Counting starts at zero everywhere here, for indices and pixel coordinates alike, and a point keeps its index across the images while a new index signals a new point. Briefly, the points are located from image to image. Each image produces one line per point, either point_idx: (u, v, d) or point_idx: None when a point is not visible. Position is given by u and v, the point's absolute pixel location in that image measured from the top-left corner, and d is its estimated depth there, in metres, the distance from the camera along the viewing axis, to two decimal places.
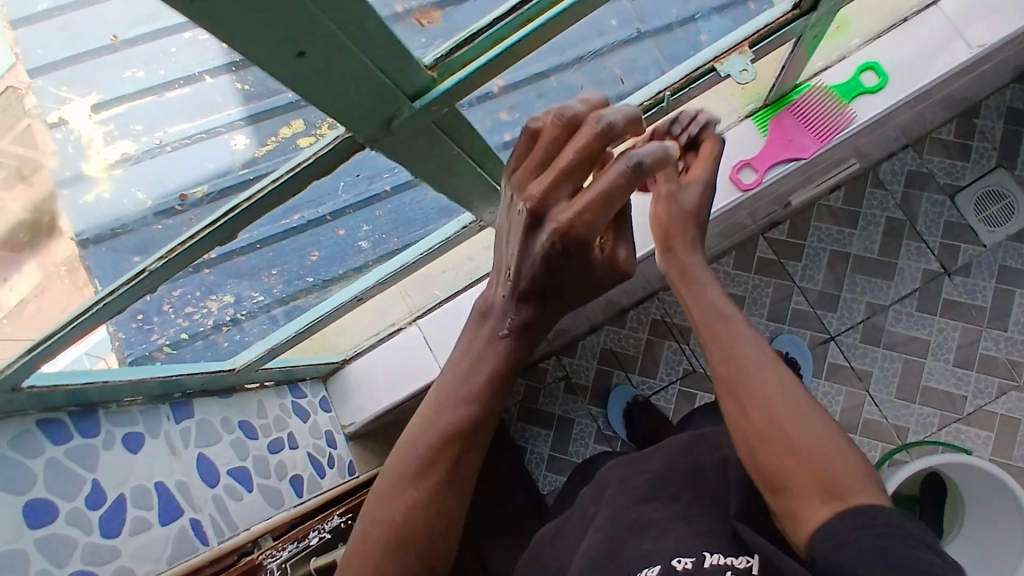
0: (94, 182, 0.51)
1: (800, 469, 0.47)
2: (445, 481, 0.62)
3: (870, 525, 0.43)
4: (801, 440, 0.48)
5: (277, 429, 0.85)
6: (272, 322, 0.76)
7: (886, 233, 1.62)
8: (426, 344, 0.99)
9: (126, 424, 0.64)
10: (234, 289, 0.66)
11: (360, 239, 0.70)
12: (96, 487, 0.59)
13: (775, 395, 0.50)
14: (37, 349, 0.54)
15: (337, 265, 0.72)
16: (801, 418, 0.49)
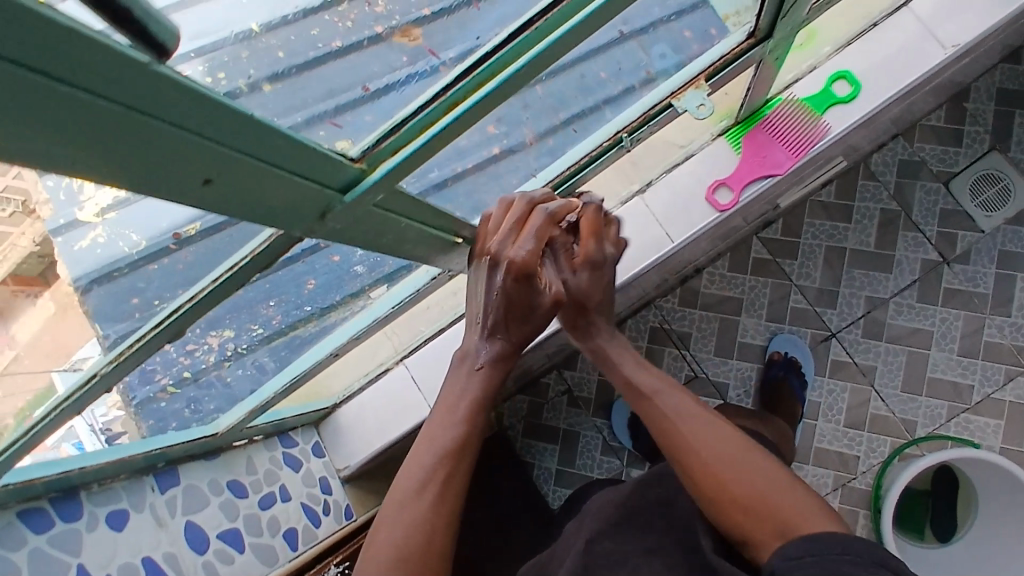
0: (88, 226, 0.48)
1: (745, 509, 0.57)
2: (442, 503, 0.60)
3: (810, 542, 0.51)
4: (742, 482, 0.58)
5: (268, 484, 0.85)
6: (260, 368, 0.75)
7: (882, 225, 1.59)
8: (415, 384, 0.99)
9: (110, 502, 0.65)
10: (234, 322, 0.65)
11: (355, 264, 0.67)
12: (82, 572, 0.60)
13: (716, 450, 0.61)
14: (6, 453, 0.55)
15: (334, 292, 0.70)
16: (740, 464, 0.59)
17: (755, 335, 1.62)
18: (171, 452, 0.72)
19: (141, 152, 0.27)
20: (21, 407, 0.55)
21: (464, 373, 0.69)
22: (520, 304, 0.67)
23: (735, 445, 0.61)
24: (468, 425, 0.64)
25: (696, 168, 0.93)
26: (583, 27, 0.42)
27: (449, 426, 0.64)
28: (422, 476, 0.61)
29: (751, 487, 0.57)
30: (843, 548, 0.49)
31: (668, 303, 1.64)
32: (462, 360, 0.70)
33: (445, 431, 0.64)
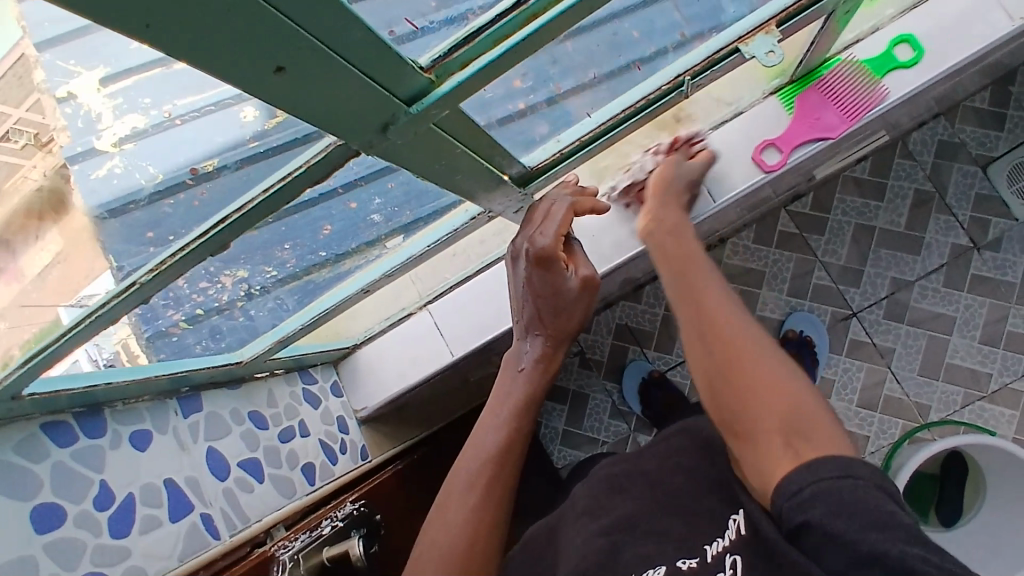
0: (105, 157, 0.49)
1: (764, 418, 0.52)
2: (488, 496, 0.61)
3: (835, 475, 0.47)
4: (765, 392, 0.53)
5: (288, 418, 0.85)
6: (283, 306, 0.75)
7: (914, 206, 1.56)
8: (437, 330, 0.97)
9: (133, 422, 0.63)
10: (248, 264, 0.64)
11: (371, 212, 0.68)
12: (104, 488, 0.58)
13: (747, 361, 0.55)
14: (34, 360, 0.52)
15: (350, 240, 0.71)
16: (777, 379, 0.54)
17: (774, 309, 1.60)
18: (194, 378, 0.70)
19: (217, 21, 0.25)
20: (28, 339, 0.52)
21: (516, 374, 0.71)
22: (549, 294, 0.70)
23: (767, 353, 0.56)
24: (509, 425, 0.65)
25: (746, 125, 0.90)
26: None
27: (496, 432, 0.65)
28: (468, 475, 0.62)
29: (783, 407, 0.52)
30: (851, 470, 0.47)
31: None
32: (508, 367, 0.73)
33: (489, 434, 0.65)
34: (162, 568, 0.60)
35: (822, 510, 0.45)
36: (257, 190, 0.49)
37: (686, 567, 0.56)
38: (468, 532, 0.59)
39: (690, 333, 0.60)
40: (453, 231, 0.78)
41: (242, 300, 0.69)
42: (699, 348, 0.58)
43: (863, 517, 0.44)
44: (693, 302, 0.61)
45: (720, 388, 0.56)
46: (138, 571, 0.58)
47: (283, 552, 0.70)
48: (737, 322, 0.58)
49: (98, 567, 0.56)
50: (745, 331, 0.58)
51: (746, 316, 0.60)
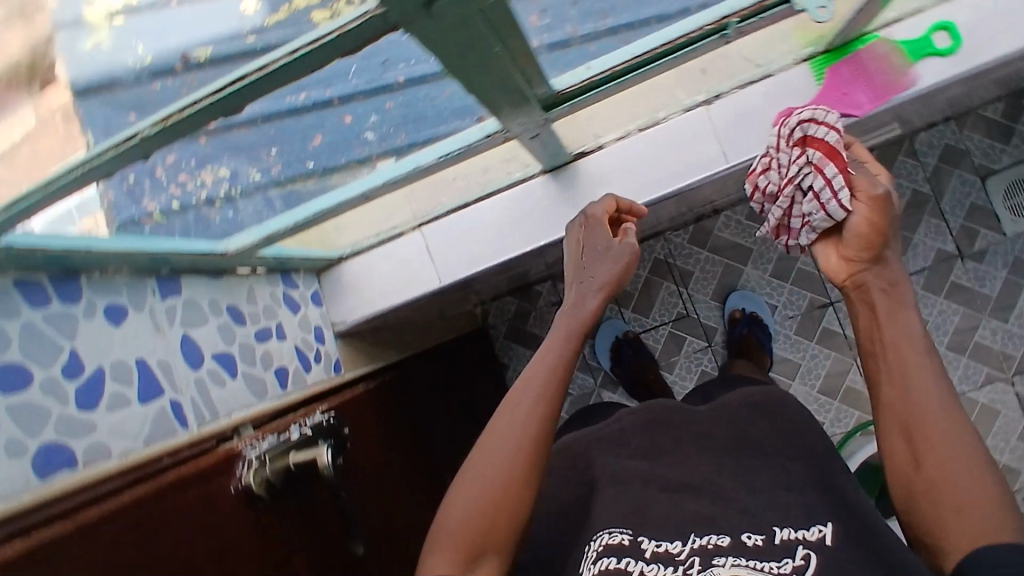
0: (94, 30, 0.58)
1: (942, 504, 0.51)
2: (535, 403, 0.58)
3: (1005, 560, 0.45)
4: (942, 486, 0.51)
5: (266, 318, 0.82)
6: (269, 204, 0.78)
7: (909, 206, 1.57)
8: (427, 253, 0.95)
9: (109, 295, 0.61)
10: (232, 163, 0.71)
11: (366, 129, 0.74)
12: (74, 357, 0.56)
13: (946, 472, 0.51)
14: (14, 209, 0.47)
15: (340, 154, 0.76)
16: (963, 473, 0.51)
17: (758, 286, 1.64)
18: (174, 259, 0.68)
19: None
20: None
21: (569, 314, 0.66)
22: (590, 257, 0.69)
23: (968, 454, 0.51)
24: (561, 352, 0.62)
25: (772, 89, 0.88)
26: None
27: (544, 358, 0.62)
28: (522, 399, 0.59)
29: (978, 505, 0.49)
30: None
31: (677, 238, 1.67)
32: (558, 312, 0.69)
33: (534, 360, 0.62)
34: (125, 449, 0.58)
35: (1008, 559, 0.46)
36: (281, 52, 0.42)
37: (751, 542, 0.56)
38: (515, 442, 0.57)
39: (891, 422, 0.55)
40: (464, 148, 0.74)
41: (219, 202, 0.74)
42: (900, 438, 0.55)
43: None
44: (904, 396, 0.55)
45: (907, 478, 0.53)
46: (103, 447, 0.56)
47: (250, 450, 0.70)
48: (947, 414, 0.53)
49: (62, 438, 0.52)
50: (954, 425, 0.53)
51: (953, 407, 0.54)
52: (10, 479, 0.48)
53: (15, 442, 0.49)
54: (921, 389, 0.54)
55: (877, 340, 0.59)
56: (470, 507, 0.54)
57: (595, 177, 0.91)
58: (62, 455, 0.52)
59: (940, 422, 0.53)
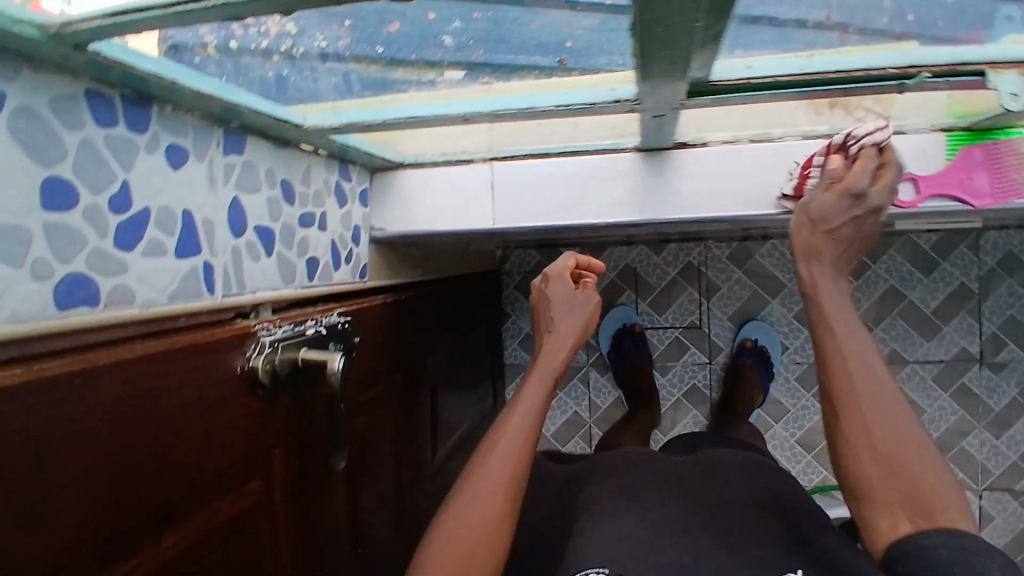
0: None
1: (892, 492, 0.64)
2: (513, 442, 0.73)
3: (957, 541, 0.60)
4: (890, 461, 0.65)
5: (314, 204, 0.78)
6: (344, 82, 0.71)
7: (952, 296, 1.56)
8: (489, 189, 0.90)
9: (175, 133, 0.56)
10: (301, 22, 0.60)
11: (444, 33, 0.64)
12: (124, 191, 0.51)
13: (887, 459, 0.65)
14: (119, 20, 0.41)
15: (412, 49, 0.67)
16: (905, 444, 0.66)
17: (777, 321, 1.61)
18: (249, 116, 0.63)
19: None
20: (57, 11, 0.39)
21: (546, 356, 0.84)
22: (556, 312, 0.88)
23: (902, 425, 0.67)
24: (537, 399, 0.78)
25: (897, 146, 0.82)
26: None
27: (527, 401, 0.77)
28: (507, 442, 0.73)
29: (915, 478, 0.64)
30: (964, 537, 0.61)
31: (717, 251, 1.62)
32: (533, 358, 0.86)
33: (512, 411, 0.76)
34: (148, 300, 0.54)
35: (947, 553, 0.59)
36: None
37: None
38: (506, 450, 0.73)
39: (828, 402, 0.71)
40: (588, 105, 0.69)
41: (278, 57, 0.64)
42: (842, 422, 0.69)
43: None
44: (839, 390, 0.70)
45: (856, 458, 0.67)
46: (128, 293, 0.51)
47: (265, 334, 0.67)
48: (897, 411, 0.67)
49: (92, 273, 0.48)
50: (900, 415, 0.67)
51: (888, 386, 0.69)
52: (28, 300, 0.43)
53: (42, 262, 0.44)
54: (859, 391, 0.68)
55: (827, 341, 0.72)
56: (464, 539, 0.67)
57: (685, 171, 0.86)
58: (85, 289, 0.48)
59: (888, 415, 0.67)
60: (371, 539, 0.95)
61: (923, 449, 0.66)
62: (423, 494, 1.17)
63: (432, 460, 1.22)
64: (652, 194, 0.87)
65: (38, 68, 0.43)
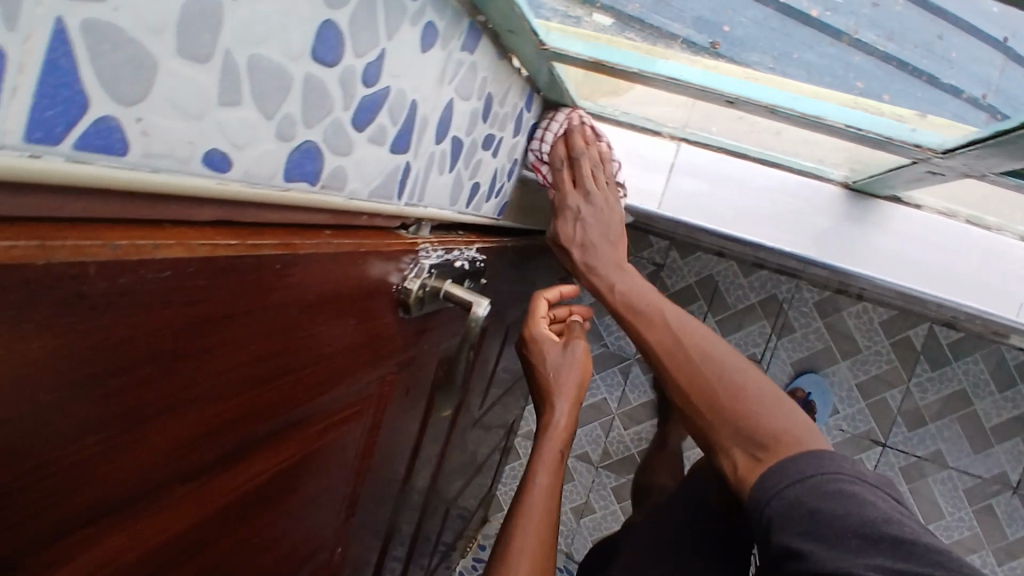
0: None
1: (726, 427, 0.65)
2: (545, 494, 0.74)
3: (792, 484, 0.58)
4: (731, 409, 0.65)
5: (498, 127, 0.70)
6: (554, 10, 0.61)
7: (1018, 419, 1.51)
8: (668, 169, 0.89)
9: (436, 11, 0.47)
10: None
11: None
12: (378, 62, 0.42)
13: (732, 403, 0.66)
14: None
15: None
16: (744, 388, 0.66)
17: (839, 385, 1.57)
18: (496, 14, 0.54)
19: None
20: None
21: (550, 426, 0.80)
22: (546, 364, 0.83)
23: (734, 367, 0.68)
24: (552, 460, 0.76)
25: None
26: None
27: (544, 477, 0.75)
28: (535, 505, 0.73)
29: (760, 419, 0.64)
30: (800, 474, 0.58)
31: (807, 293, 1.56)
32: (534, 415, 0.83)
33: (536, 475, 0.75)
34: (352, 193, 0.46)
35: (803, 515, 0.56)
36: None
37: None
38: (535, 520, 0.72)
39: (667, 360, 0.72)
40: (885, 140, 0.68)
41: None
42: (686, 387, 0.70)
43: (810, 513, 0.56)
44: (669, 353, 0.72)
45: (702, 411, 0.68)
46: (342, 179, 0.44)
47: (425, 256, 0.61)
48: (731, 360, 0.69)
49: (323, 148, 0.40)
50: (731, 364, 0.69)
51: (718, 343, 0.71)
52: (262, 161, 0.35)
53: (288, 121, 0.36)
54: (695, 350, 0.71)
55: (661, 320, 0.75)
56: None
57: (867, 220, 0.84)
58: (313, 164, 0.40)
59: (716, 366, 0.69)
60: (415, 478, 0.91)
61: (763, 388, 0.67)
62: (459, 440, 1.13)
63: (475, 409, 1.17)
64: (843, 237, 0.84)
65: None
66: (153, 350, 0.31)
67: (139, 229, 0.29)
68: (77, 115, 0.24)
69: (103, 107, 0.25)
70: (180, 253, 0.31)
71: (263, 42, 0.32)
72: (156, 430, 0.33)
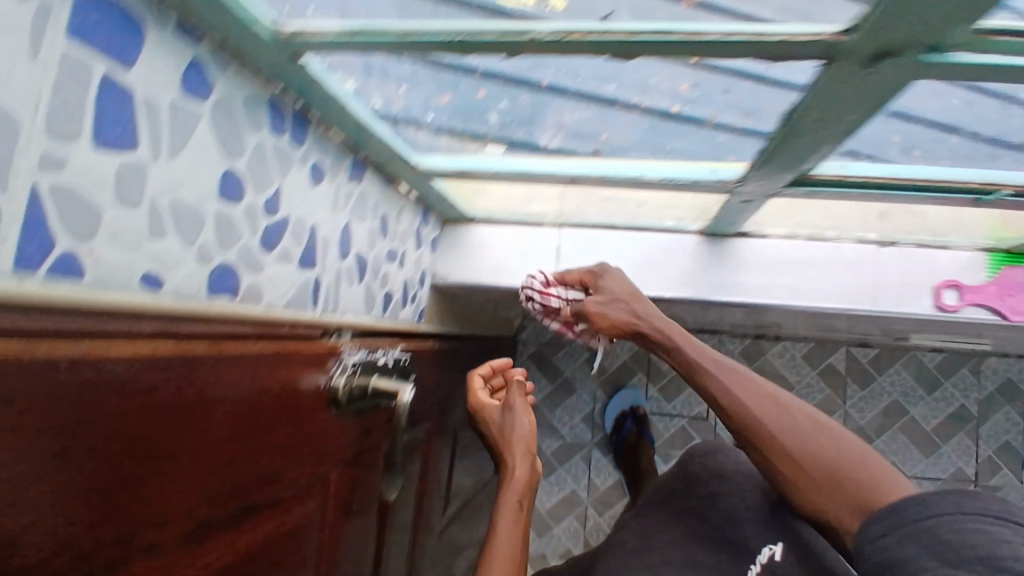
0: None
1: (830, 494, 0.66)
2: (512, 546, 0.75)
3: (917, 520, 0.56)
4: (837, 474, 0.66)
5: (399, 242, 0.82)
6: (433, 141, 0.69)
7: (951, 416, 1.62)
8: (556, 252, 1.01)
9: (321, 154, 0.59)
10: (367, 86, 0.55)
11: (490, 110, 0.61)
12: (276, 196, 0.53)
13: (831, 469, 0.66)
14: (360, 37, 0.44)
15: (463, 121, 0.64)
16: (838, 455, 0.67)
17: None
18: (375, 151, 0.68)
19: None
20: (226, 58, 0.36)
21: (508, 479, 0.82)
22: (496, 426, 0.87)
23: (826, 435, 0.69)
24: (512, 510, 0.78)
25: (927, 262, 0.94)
26: None
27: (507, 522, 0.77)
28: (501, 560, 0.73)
29: (862, 484, 0.64)
30: (943, 509, 0.55)
31: (731, 344, 1.67)
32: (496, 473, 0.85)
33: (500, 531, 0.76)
34: (270, 304, 0.55)
35: (922, 544, 0.54)
36: (717, 27, 0.39)
37: None
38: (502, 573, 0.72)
39: (750, 431, 0.72)
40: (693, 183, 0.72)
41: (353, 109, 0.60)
42: (778, 454, 0.70)
43: (941, 540, 0.53)
44: (755, 424, 0.72)
45: (800, 480, 0.68)
46: (258, 292, 0.53)
47: (347, 356, 0.68)
48: (817, 425, 0.70)
49: (238, 267, 0.50)
50: (818, 430, 0.69)
51: (805, 411, 0.72)
52: (189, 279, 0.45)
53: (206, 247, 0.46)
54: (781, 417, 0.71)
55: (740, 389, 0.75)
56: None
57: (733, 258, 0.98)
58: (230, 281, 0.50)
59: (806, 434, 0.69)
60: None
61: (860, 451, 0.67)
62: (429, 552, 1.14)
63: (441, 520, 1.19)
64: (716, 276, 0.97)
65: (243, 68, 0.46)
66: (115, 442, 0.37)
67: (102, 336, 0.36)
68: (47, 249, 0.33)
69: (64, 243, 0.35)
70: (130, 355, 0.37)
71: (178, 189, 0.43)
72: (123, 513, 0.38)
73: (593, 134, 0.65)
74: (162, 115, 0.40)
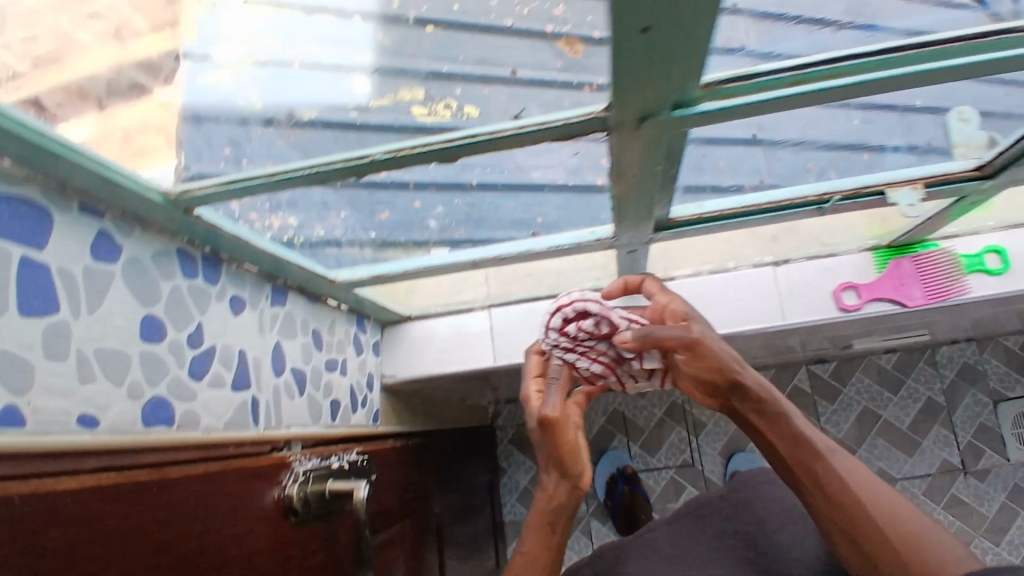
0: None
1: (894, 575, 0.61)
2: None
3: None
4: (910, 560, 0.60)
5: (337, 351, 0.89)
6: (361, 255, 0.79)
7: (923, 411, 1.67)
8: (490, 332, 1.07)
9: (237, 287, 0.67)
10: (302, 215, 0.66)
11: (430, 217, 0.71)
12: (198, 330, 0.60)
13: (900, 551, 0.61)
14: (234, 184, 0.54)
15: (403, 232, 0.75)
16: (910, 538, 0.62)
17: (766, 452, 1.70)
18: (293, 275, 0.75)
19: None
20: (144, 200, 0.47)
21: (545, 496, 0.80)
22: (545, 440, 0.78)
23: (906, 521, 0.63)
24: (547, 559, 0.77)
25: (824, 269, 1.03)
26: (933, 73, 0.47)
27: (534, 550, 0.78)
28: None
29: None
30: None
31: None
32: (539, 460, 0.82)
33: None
34: (209, 426, 0.61)
35: None
36: (511, 124, 0.51)
37: None
38: None
39: (817, 496, 0.67)
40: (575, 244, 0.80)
41: (292, 241, 0.70)
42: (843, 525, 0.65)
43: None
44: (829, 494, 0.66)
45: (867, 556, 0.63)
46: (195, 417, 0.59)
47: (298, 465, 0.72)
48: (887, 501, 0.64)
49: (170, 397, 0.56)
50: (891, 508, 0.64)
51: (879, 484, 0.66)
52: (123, 415, 0.51)
53: (135, 385, 0.52)
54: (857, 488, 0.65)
55: (815, 458, 0.67)
56: None
57: None
58: (164, 411, 0.55)
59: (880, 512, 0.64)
60: None
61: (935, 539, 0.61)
62: None
63: None
64: None
65: (146, 228, 0.54)
66: (73, 568, 0.41)
67: (46, 474, 0.42)
68: None
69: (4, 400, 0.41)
70: (74, 487, 0.43)
71: (99, 338, 0.49)
72: None
73: (482, 219, 0.74)
74: (77, 277, 0.47)
